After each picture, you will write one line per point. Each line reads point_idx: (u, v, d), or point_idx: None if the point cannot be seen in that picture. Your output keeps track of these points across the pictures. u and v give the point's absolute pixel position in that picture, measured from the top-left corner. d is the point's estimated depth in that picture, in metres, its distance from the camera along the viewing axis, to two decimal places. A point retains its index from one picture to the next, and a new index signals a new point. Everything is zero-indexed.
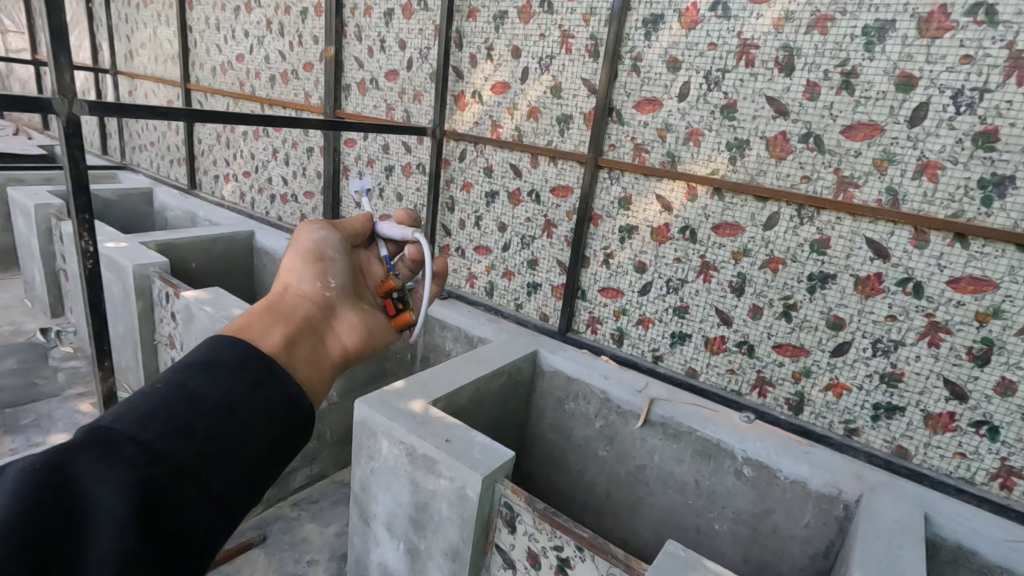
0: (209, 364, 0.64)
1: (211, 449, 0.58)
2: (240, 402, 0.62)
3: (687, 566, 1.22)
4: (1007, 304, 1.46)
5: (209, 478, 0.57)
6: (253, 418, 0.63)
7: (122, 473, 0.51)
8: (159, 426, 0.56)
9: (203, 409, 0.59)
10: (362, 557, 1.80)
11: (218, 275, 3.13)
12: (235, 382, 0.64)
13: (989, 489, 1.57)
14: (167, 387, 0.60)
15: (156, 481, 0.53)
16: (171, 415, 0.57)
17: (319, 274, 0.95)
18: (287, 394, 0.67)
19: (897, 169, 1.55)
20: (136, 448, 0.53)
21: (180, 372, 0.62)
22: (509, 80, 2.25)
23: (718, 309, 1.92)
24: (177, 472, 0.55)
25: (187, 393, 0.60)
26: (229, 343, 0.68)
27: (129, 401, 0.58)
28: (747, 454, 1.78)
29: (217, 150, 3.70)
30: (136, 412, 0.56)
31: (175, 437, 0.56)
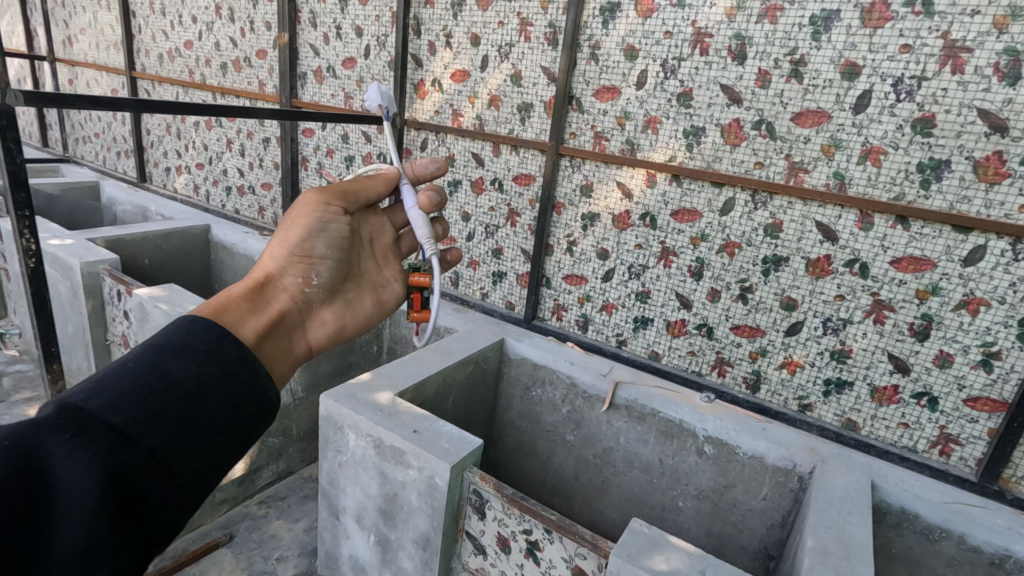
0: (182, 346, 0.61)
1: (184, 436, 0.56)
2: (213, 389, 0.60)
3: (651, 541, 1.26)
4: (944, 282, 1.55)
5: (180, 466, 0.55)
6: (224, 406, 0.60)
7: (91, 457, 0.50)
8: (130, 408, 0.53)
9: (176, 394, 0.57)
10: (332, 551, 1.80)
11: (173, 270, 3.03)
12: (209, 367, 0.61)
13: (930, 455, 1.67)
14: (141, 366, 0.57)
15: (125, 466, 0.51)
16: (144, 397, 0.55)
17: (306, 267, 0.90)
18: (257, 383, 0.64)
19: (844, 154, 1.61)
20: (107, 432, 0.51)
21: (154, 351, 0.59)
22: (469, 68, 2.24)
23: (679, 293, 1.97)
24: (147, 458, 0.53)
25: (161, 375, 0.57)
26: (202, 325, 0.64)
27: (102, 377, 0.55)
28: (708, 432, 1.84)
29: (167, 141, 3.56)
30: (107, 392, 0.54)
31: (148, 422, 0.54)
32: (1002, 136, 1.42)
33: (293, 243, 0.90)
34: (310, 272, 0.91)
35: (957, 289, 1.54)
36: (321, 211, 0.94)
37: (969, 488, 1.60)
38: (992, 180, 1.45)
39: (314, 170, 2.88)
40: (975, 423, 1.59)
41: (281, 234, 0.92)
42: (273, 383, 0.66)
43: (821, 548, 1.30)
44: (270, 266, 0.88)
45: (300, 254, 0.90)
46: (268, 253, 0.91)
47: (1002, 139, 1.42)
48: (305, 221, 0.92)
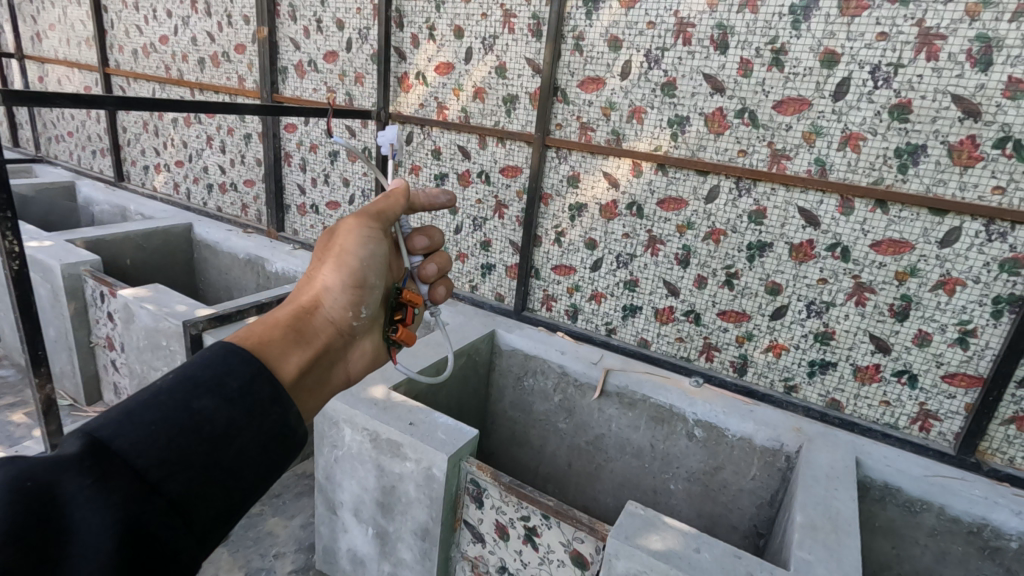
0: (213, 386, 0.66)
1: (203, 480, 0.61)
2: (236, 432, 0.65)
3: (647, 522, 1.29)
4: (922, 263, 1.60)
5: (192, 513, 0.59)
6: (244, 449, 0.65)
7: (115, 500, 0.53)
8: (158, 452, 0.59)
9: (202, 438, 0.62)
10: (331, 546, 1.81)
11: (155, 271, 2.98)
12: (236, 410, 0.66)
13: (911, 431, 1.73)
14: (172, 407, 0.62)
15: (146, 511, 0.55)
16: (170, 440, 0.60)
17: (355, 300, 0.95)
18: (278, 426, 0.69)
19: (825, 141, 1.65)
20: (134, 475, 0.56)
21: (185, 389, 0.64)
22: (453, 61, 2.23)
23: (666, 281, 2.00)
24: (168, 502, 0.57)
25: (192, 416, 0.63)
26: (229, 365, 0.69)
27: (133, 414, 0.60)
28: (697, 416, 1.89)
29: (145, 139, 3.49)
30: (137, 433, 0.59)
31: (173, 466, 0.59)
32: (976, 120, 1.46)
33: (343, 274, 0.95)
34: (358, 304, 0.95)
35: (935, 270, 1.59)
36: (372, 240, 0.98)
37: (948, 461, 1.66)
38: (966, 163, 1.49)
39: (298, 166, 2.85)
40: (952, 399, 1.65)
41: (328, 261, 0.96)
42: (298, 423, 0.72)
43: (809, 523, 1.35)
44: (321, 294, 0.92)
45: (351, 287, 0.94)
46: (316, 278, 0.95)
47: (976, 123, 1.46)
48: (355, 254, 0.97)
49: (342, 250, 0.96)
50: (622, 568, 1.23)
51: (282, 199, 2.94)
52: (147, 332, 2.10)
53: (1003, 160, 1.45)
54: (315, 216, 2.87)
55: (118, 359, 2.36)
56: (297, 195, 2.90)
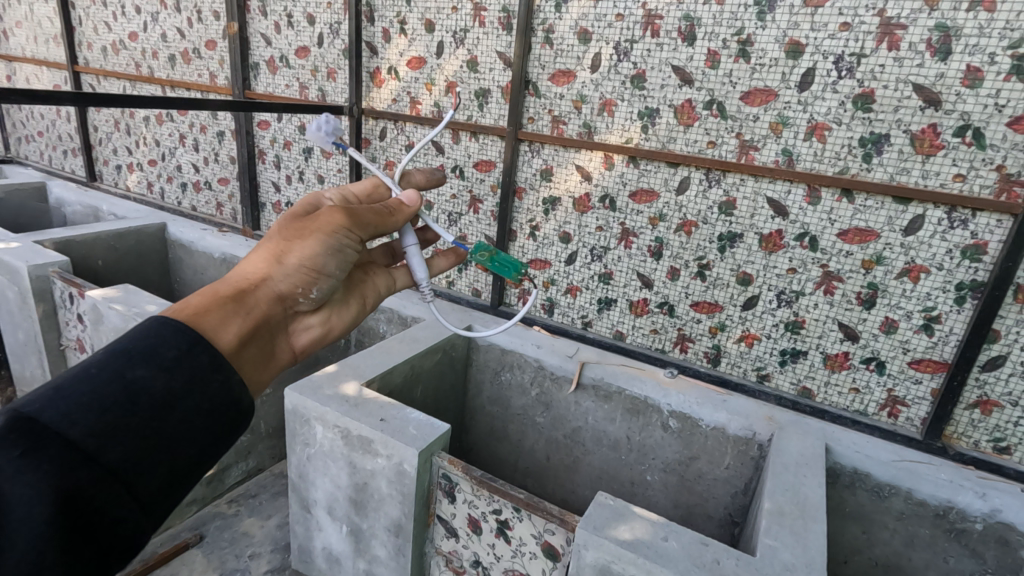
0: (150, 351, 0.56)
1: (145, 449, 0.53)
2: (180, 400, 0.56)
3: (615, 513, 1.29)
4: (888, 251, 1.62)
5: (138, 481, 0.52)
6: (190, 418, 0.56)
7: (41, 478, 0.46)
8: (90, 421, 0.50)
9: (139, 406, 0.53)
10: (305, 545, 1.79)
11: (129, 271, 2.94)
12: (177, 378, 0.56)
13: (880, 417, 1.75)
14: (101, 376, 0.53)
15: (80, 487, 0.48)
16: (103, 410, 0.51)
17: (309, 279, 0.84)
18: (226, 394, 0.59)
19: (791, 131, 1.66)
20: (62, 449, 0.48)
21: (119, 356, 0.55)
22: (425, 55, 2.22)
23: (640, 273, 2.01)
24: (106, 475, 0.50)
25: (126, 385, 0.53)
26: (164, 329, 0.58)
27: (60, 384, 0.51)
28: (671, 407, 1.90)
29: (117, 138, 3.43)
30: (66, 401, 0.50)
31: (108, 436, 0.51)
32: (936, 109, 1.48)
33: (305, 251, 0.83)
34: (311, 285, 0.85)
35: (899, 258, 1.61)
36: (345, 228, 0.88)
37: (916, 446, 1.69)
38: (928, 152, 1.51)
39: (272, 163, 2.82)
40: (919, 384, 1.67)
41: (291, 234, 0.84)
42: (245, 394, 0.62)
43: (777, 510, 1.36)
44: (273, 264, 0.80)
45: (309, 266, 0.83)
46: (270, 248, 0.82)
47: (936, 112, 1.48)
48: (325, 236, 0.85)
49: (310, 230, 0.85)
50: (591, 558, 1.24)
51: (257, 197, 2.91)
52: (117, 333, 2.07)
53: (963, 148, 1.47)
54: None
55: None
56: (272, 192, 2.87)
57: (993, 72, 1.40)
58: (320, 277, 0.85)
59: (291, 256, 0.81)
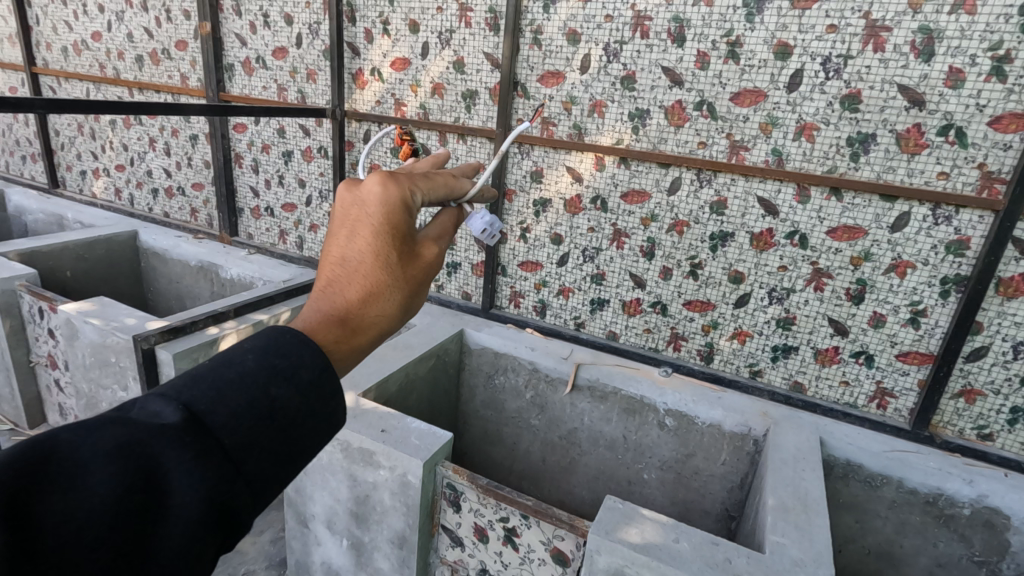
0: (291, 369, 0.53)
1: (281, 466, 0.51)
2: (310, 422, 0.53)
3: (626, 516, 1.29)
4: (875, 248, 1.66)
5: (269, 495, 0.51)
6: (313, 439, 0.54)
7: (201, 484, 0.46)
8: (240, 434, 0.49)
9: (278, 426, 0.51)
10: (303, 560, 1.75)
11: (99, 281, 2.81)
12: (310, 400, 0.53)
13: (869, 409, 1.80)
14: (253, 383, 0.51)
15: (228, 496, 0.48)
16: (252, 423, 0.50)
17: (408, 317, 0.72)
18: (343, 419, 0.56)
19: (780, 131, 1.69)
20: (220, 458, 0.48)
21: (267, 366, 0.52)
22: (409, 56, 2.18)
23: (632, 273, 2.02)
24: (243, 488, 0.49)
25: (268, 402, 0.51)
26: (299, 342, 0.54)
27: (221, 388, 0.50)
28: (667, 406, 1.92)
29: (80, 142, 3.29)
30: (225, 409, 0.49)
31: (254, 451, 0.49)
32: (920, 108, 1.52)
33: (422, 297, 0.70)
34: None
35: (887, 254, 1.65)
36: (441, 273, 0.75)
37: (905, 435, 1.74)
38: (913, 150, 1.55)
39: (250, 167, 2.74)
40: (906, 375, 1.72)
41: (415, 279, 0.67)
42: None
43: (781, 506, 1.38)
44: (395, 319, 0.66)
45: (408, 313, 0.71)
46: (399, 294, 0.66)
47: (921, 112, 1.52)
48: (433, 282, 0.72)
49: (427, 271, 0.69)
50: (604, 563, 1.24)
51: (234, 202, 2.82)
52: (94, 348, 1.98)
53: (946, 147, 1.52)
54: (271, 219, 2.77)
55: (62, 378, 2.22)
56: (250, 198, 2.79)
57: (974, 73, 1.45)
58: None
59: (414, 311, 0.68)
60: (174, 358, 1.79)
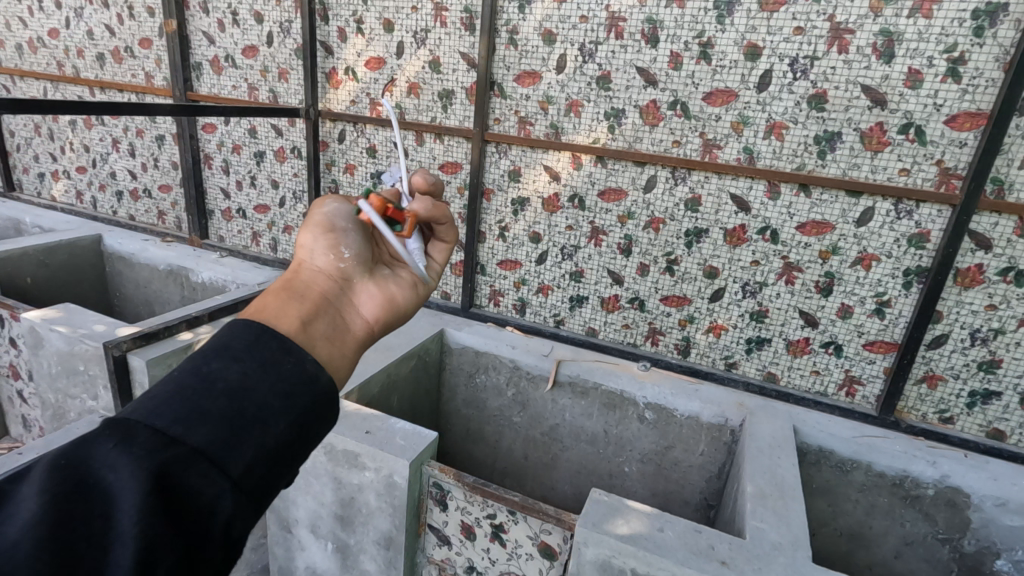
0: (222, 347, 0.60)
1: (230, 428, 0.54)
2: (255, 384, 0.58)
3: (611, 508, 1.32)
4: (842, 242, 1.73)
5: (230, 458, 0.53)
6: (268, 397, 0.58)
7: (135, 459, 0.49)
8: (173, 409, 0.52)
9: (219, 390, 0.56)
10: (287, 565, 1.73)
11: (62, 287, 2.71)
12: (250, 362, 0.59)
13: (839, 397, 1.87)
14: (177, 372, 0.56)
15: (171, 466, 0.50)
16: (187, 399, 0.54)
17: (333, 240, 0.83)
18: (298, 373, 0.62)
19: (751, 130, 1.74)
20: (151, 433, 0.50)
21: (195, 357, 0.58)
22: (384, 55, 2.17)
23: (611, 270, 2.05)
24: (193, 455, 0.51)
25: (202, 375, 0.56)
26: (228, 327, 0.63)
27: (149, 391, 0.55)
28: (647, 399, 1.96)
29: (38, 143, 3.16)
30: (153, 400, 0.53)
31: (192, 419, 0.52)
32: (882, 108, 1.59)
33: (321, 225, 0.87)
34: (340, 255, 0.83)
35: (853, 247, 1.72)
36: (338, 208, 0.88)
37: (872, 421, 1.81)
38: (876, 148, 1.62)
39: (220, 168, 2.68)
40: (873, 364, 1.80)
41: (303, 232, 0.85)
42: (322, 371, 0.64)
43: (760, 492, 1.43)
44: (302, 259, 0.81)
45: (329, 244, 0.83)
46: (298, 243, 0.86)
47: (883, 111, 1.59)
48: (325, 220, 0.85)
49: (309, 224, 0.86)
50: (592, 555, 1.26)
51: (204, 204, 2.76)
52: (59, 357, 1.92)
53: (907, 144, 1.59)
54: (243, 220, 2.72)
55: (26, 389, 2.15)
56: (221, 199, 2.74)
57: (932, 74, 1.52)
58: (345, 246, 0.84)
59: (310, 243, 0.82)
60: (148, 365, 1.75)
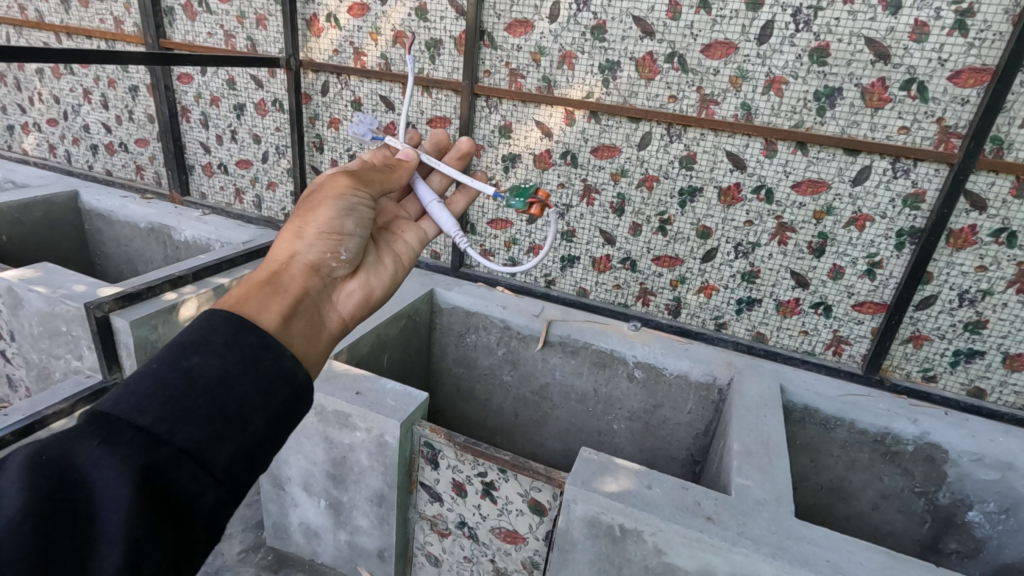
0: (200, 341, 0.60)
1: (210, 426, 0.55)
2: (236, 379, 0.58)
3: (600, 467, 1.34)
4: (837, 201, 1.71)
5: (212, 456, 0.54)
6: (251, 393, 0.59)
7: (122, 457, 0.49)
8: (155, 406, 0.53)
9: (200, 388, 0.56)
10: (281, 520, 1.77)
11: (39, 245, 2.64)
12: (231, 359, 0.59)
13: (826, 356, 1.89)
14: (155, 365, 0.56)
15: (157, 464, 0.51)
16: (169, 395, 0.54)
17: (332, 242, 0.88)
18: (279, 369, 0.62)
19: (750, 85, 1.68)
20: (136, 432, 0.51)
21: (174, 351, 0.58)
22: (367, 1, 2.05)
23: (602, 229, 2.02)
24: (178, 454, 0.52)
25: (182, 372, 0.56)
26: (207, 319, 0.63)
27: (127, 383, 0.54)
28: (637, 358, 1.97)
29: (5, 93, 3.00)
30: (134, 394, 0.53)
31: (176, 418, 0.53)
32: (885, 63, 1.54)
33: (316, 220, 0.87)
34: (337, 247, 0.88)
35: (848, 208, 1.70)
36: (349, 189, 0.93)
37: (857, 380, 1.84)
38: (876, 105, 1.58)
39: (198, 122, 2.58)
40: (861, 324, 1.81)
41: (303, 209, 0.89)
42: (300, 368, 0.65)
43: (745, 450, 1.45)
44: (294, 242, 0.85)
45: (328, 231, 0.87)
46: (287, 232, 0.86)
47: (886, 66, 1.54)
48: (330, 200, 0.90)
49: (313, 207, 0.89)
50: (580, 511, 1.28)
51: (184, 159, 2.67)
52: (40, 316, 1.88)
53: (908, 101, 1.55)
54: (224, 176, 2.63)
55: (8, 348, 2.11)
56: (201, 154, 2.64)
57: (938, 26, 1.47)
58: (342, 238, 0.89)
59: (309, 229, 0.86)
60: (131, 326, 1.72)
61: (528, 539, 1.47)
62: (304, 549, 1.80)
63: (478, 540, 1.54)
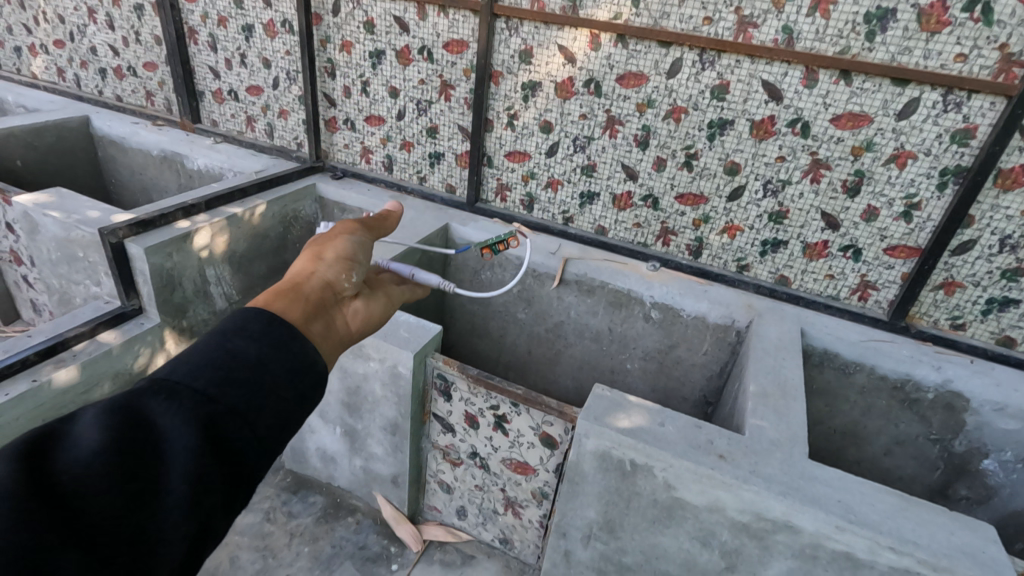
0: (239, 326, 0.63)
1: (256, 395, 0.58)
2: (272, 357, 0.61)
3: (613, 403, 1.33)
4: (878, 137, 1.60)
5: (258, 418, 0.58)
6: (283, 374, 0.61)
7: (182, 413, 0.53)
8: (206, 376, 0.56)
9: (244, 364, 0.59)
10: (298, 446, 1.82)
11: (55, 172, 2.61)
12: (269, 337, 0.62)
13: (851, 302, 1.83)
14: (211, 340, 0.60)
15: (211, 425, 0.54)
16: (216, 369, 0.57)
17: (349, 263, 0.83)
18: (306, 356, 0.64)
19: (794, 6, 1.54)
20: (192, 395, 0.54)
21: (217, 336, 0.61)
22: None
23: (625, 164, 1.93)
24: (227, 413, 0.56)
25: (227, 352, 0.59)
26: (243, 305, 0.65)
27: (178, 359, 0.58)
28: (654, 298, 1.94)
29: (8, 12, 2.91)
30: (186, 366, 0.57)
31: (226, 385, 0.56)
32: None
33: (335, 244, 0.84)
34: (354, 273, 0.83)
35: (889, 144, 1.59)
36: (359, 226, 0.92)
37: (882, 326, 1.79)
38: (933, 29, 1.44)
39: (206, 44, 2.48)
40: (891, 269, 1.74)
41: (319, 237, 0.85)
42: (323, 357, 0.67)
43: (762, 392, 1.43)
44: (313, 262, 0.80)
45: (347, 257, 0.83)
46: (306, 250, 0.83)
47: None
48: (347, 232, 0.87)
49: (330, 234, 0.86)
50: (592, 446, 1.28)
51: (193, 85, 2.59)
52: (56, 242, 1.88)
53: (969, 25, 1.41)
54: (235, 103, 2.56)
55: (30, 274, 2.14)
56: (210, 79, 2.56)
57: None
58: (356, 263, 0.85)
59: (327, 251, 0.82)
60: (145, 254, 1.71)
61: (538, 470, 1.50)
62: (322, 474, 1.86)
63: (489, 470, 1.58)
